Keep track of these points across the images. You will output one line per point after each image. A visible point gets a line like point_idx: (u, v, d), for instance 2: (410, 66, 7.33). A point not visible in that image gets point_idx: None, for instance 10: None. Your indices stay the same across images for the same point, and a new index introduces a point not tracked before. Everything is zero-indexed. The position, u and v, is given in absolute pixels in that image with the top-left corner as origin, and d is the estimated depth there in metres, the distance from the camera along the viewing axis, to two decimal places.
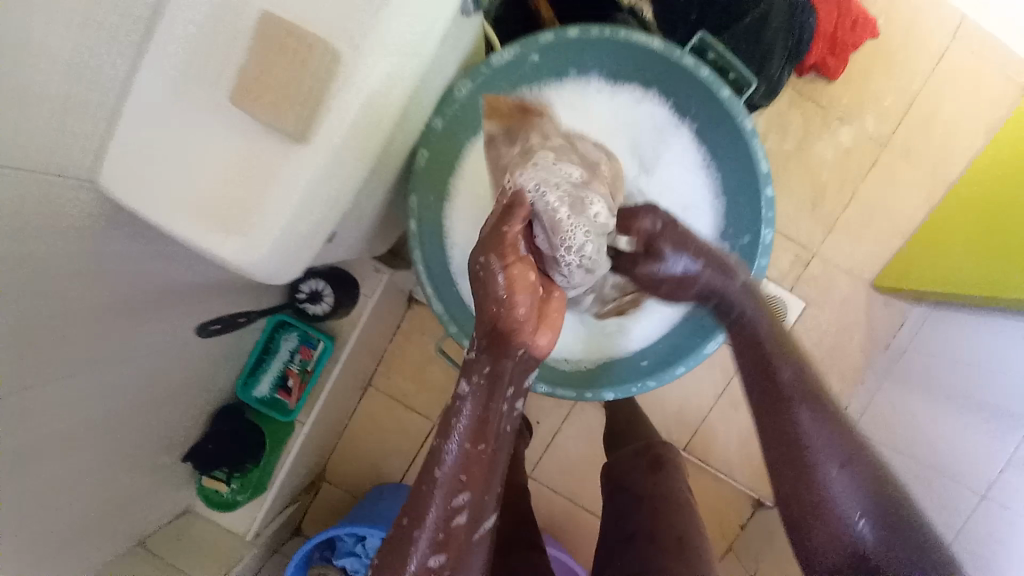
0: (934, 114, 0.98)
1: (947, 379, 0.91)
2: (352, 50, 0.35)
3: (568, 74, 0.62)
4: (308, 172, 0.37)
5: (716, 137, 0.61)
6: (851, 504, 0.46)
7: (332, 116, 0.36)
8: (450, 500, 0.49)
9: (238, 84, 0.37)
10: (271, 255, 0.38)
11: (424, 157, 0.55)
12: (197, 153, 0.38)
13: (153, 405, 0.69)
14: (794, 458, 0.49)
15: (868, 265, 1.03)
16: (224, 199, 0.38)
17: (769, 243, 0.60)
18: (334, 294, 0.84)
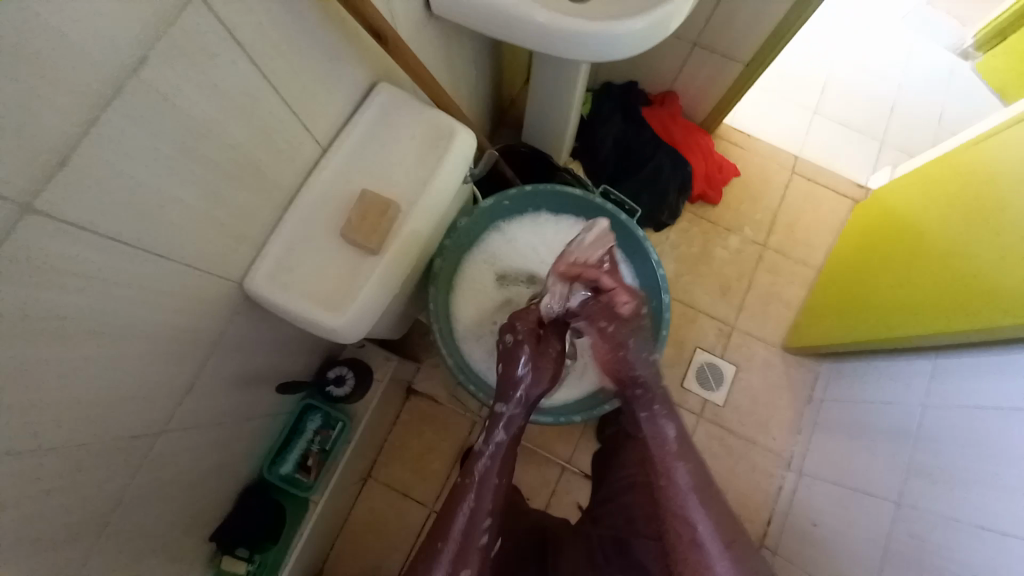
0: (794, 222, 1.37)
1: (850, 418, 1.11)
2: (409, 207, 0.67)
3: (528, 210, 0.93)
4: (379, 271, 0.65)
5: (625, 243, 0.92)
6: (716, 553, 0.68)
7: (396, 240, 0.65)
8: (469, 525, 0.69)
9: (343, 224, 0.65)
10: (354, 324, 0.64)
11: (438, 264, 0.81)
12: (315, 263, 0.64)
13: (208, 475, 0.83)
14: (682, 521, 0.70)
15: (777, 333, 1.31)
16: (331, 288, 0.65)
17: (667, 305, 0.87)
18: (355, 379, 1.04)
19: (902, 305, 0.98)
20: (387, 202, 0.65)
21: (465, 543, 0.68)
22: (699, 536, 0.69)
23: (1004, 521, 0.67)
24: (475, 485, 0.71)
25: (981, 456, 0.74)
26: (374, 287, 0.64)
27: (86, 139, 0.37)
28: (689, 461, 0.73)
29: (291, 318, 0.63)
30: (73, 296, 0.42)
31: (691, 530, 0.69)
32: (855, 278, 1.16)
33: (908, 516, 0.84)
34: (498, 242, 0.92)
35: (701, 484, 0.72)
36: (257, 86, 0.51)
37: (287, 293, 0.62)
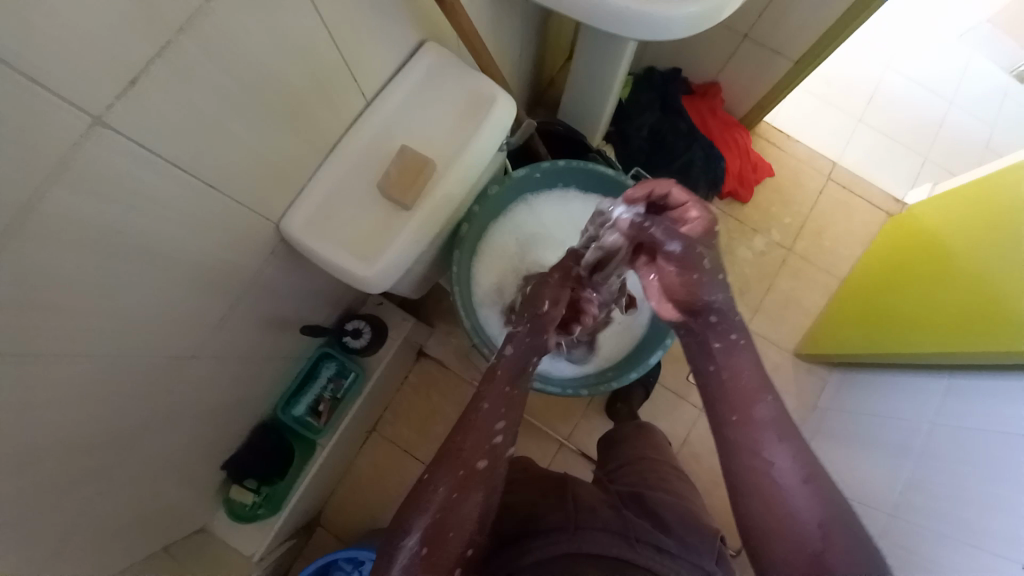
0: (823, 230, 1.35)
1: (854, 428, 1.10)
2: (444, 168, 0.68)
3: (556, 186, 0.93)
4: (411, 227, 0.66)
5: None
6: (802, 502, 0.47)
7: (430, 198, 0.67)
8: (489, 423, 0.58)
9: (380, 177, 0.66)
10: (381, 275, 0.66)
11: (465, 229, 0.83)
12: (350, 213, 0.66)
13: (227, 407, 0.87)
14: (753, 459, 0.50)
15: (790, 339, 1.30)
16: (363, 239, 0.67)
17: None
18: (371, 333, 1.07)
19: (924, 323, 0.97)
20: (425, 161, 0.66)
21: (482, 437, 0.57)
22: (777, 475, 0.49)
23: (993, 541, 0.68)
24: (504, 388, 0.60)
25: (980, 476, 0.75)
26: (404, 242, 0.66)
27: (157, 62, 0.39)
28: (768, 390, 0.53)
29: (323, 264, 0.65)
30: (129, 213, 0.45)
31: (761, 466, 0.49)
32: (878, 291, 1.15)
33: (897, 525, 0.86)
34: (524, 214, 0.92)
35: (779, 411, 0.52)
36: (317, 31, 0.52)
37: (321, 238, 0.64)
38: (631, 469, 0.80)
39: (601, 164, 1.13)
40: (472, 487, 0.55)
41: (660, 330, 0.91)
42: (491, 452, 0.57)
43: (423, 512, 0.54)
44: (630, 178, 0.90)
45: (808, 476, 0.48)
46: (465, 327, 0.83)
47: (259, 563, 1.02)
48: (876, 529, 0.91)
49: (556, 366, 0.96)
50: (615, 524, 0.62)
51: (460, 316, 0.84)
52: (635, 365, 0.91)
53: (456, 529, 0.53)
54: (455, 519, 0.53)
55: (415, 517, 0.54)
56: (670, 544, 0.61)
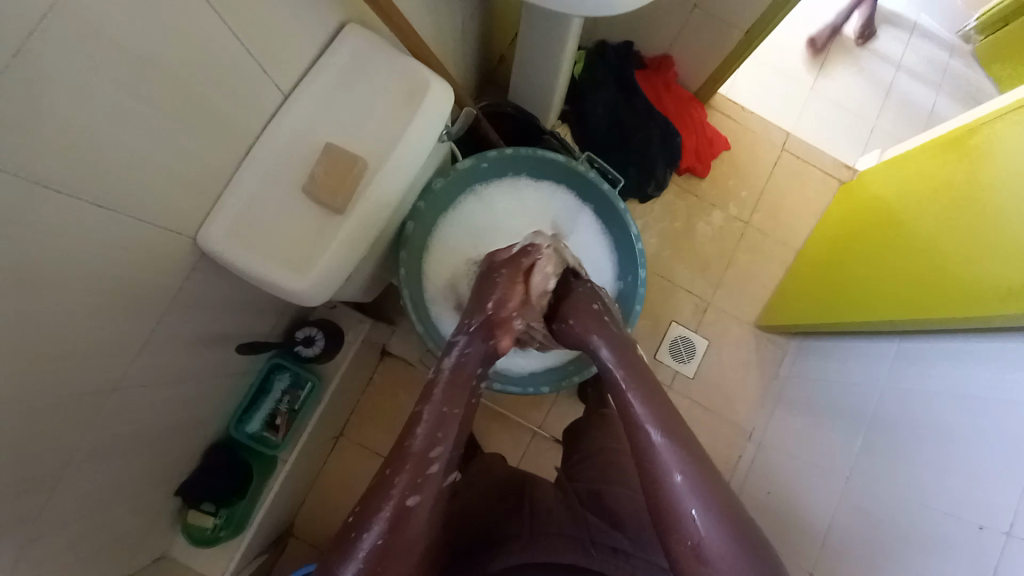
0: (778, 201, 1.36)
1: (812, 397, 1.14)
2: (379, 164, 0.63)
3: (507, 174, 0.89)
4: (345, 232, 0.61)
5: (606, 211, 0.89)
6: (684, 491, 0.55)
7: (364, 199, 0.61)
8: (427, 451, 0.60)
9: (307, 179, 0.60)
10: (318, 285, 0.61)
11: (410, 227, 0.78)
12: (277, 220, 0.60)
13: (169, 432, 0.81)
14: (662, 489, 0.56)
15: (751, 311, 1.32)
16: (293, 249, 0.61)
17: (643, 279, 0.85)
18: (324, 339, 1.01)
19: (875, 291, 0.99)
20: (356, 158, 0.61)
21: (418, 469, 0.58)
22: (664, 471, 0.57)
23: (944, 502, 0.71)
24: (438, 410, 0.63)
25: (926, 442, 0.78)
26: (336, 249, 0.61)
27: (5, 73, 0.32)
28: (644, 394, 0.63)
29: (250, 276, 0.59)
30: (1, 245, 0.38)
31: (661, 482, 0.56)
32: (832, 259, 1.17)
33: (858, 490, 0.88)
34: (475, 206, 0.88)
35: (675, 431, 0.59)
36: (209, 20, 0.45)
37: (242, 248, 0.58)
38: (591, 463, 0.79)
39: (554, 146, 1.08)
40: (409, 518, 0.55)
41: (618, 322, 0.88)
42: (428, 480, 0.58)
43: (355, 555, 0.52)
44: (582, 163, 0.86)
45: (707, 500, 0.54)
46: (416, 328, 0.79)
47: None
48: (835, 491, 0.94)
49: (517, 361, 0.94)
50: (572, 529, 0.61)
51: (411, 318, 0.80)
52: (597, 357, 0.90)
53: (393, 565, 0.52)
54: (391, 554, 0.53)
55: (344, 562, 0.52)
56: (626, 545, 0.61)
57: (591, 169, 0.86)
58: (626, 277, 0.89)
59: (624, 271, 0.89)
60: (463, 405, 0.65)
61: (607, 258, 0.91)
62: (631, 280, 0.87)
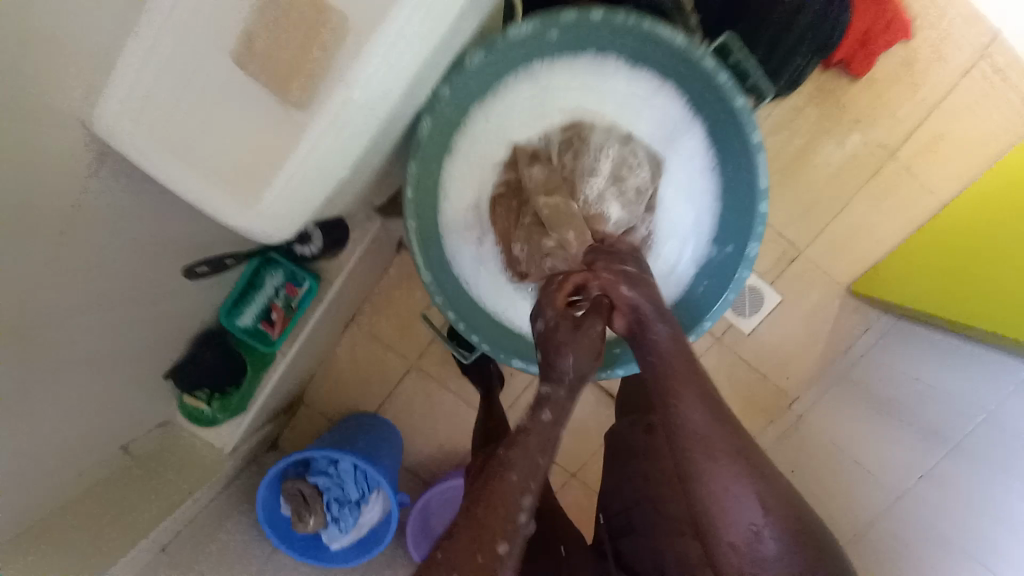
0: (946, 132, 0.98)
1: (880, 386, 0.99)
2: (366, 21, 0.35)
3: (585, 52, 0.57)
4: (309, 145, 0.38)
5: (725, 143, 0.57)
6: (767, 540, 0.47)
7: (339, 94, 0.36)
8: (505, 520, 0.44)
9: (246, 46, 0.36)
10: (271, 223, 0.40)
11: (427, 125, 0.54)
12: (206, 112, 0.38)
13: (141, 326, 0.71)
14: (719, 508, 0.48)
15: (849, 271, 1.05)
16: (234, 161, 0.38)
17: (752, 256, 0.57)
18: (322, 240, 0.81)
19: (1002, 296, 0.75)
20: (330, 14, 0.35)
21: (496, 526, 0.43)
22: (747, 520, 0.47)
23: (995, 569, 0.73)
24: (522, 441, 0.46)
25: (993, 513, 0.73)
26: (296, 172, 0.38)
27: None
28: (704, 395, 0.49)
29: (184, 197, 0.39)
30: None
31: (733, 522, 0.48)
32: (979, 229, 0.87)
33: (896, 516, 0.89)
34: (527, 97, 0.60)
35: (781, 511, 0.48)
36: None
37: (168, 157, 0.38)
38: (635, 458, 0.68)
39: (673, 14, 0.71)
40: None
41: (699, 302, 0.62)
42: (518, 528, 0.44)
43: None
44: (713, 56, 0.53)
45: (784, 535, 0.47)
46: (421, 270, 0.59)
47: (231, 454, 1.02)
48: (868, 500, 0.93)
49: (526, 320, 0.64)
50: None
51: (414, 252, 0.59)
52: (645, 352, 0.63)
53: None
54: None
55: None
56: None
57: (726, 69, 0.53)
58: (726, 246, 0.60)
59: (717, 231, 0.61)
60: (556, 445, 0.47)
61: (706, 207, 0.61)
62: (730, 251, 0.60)
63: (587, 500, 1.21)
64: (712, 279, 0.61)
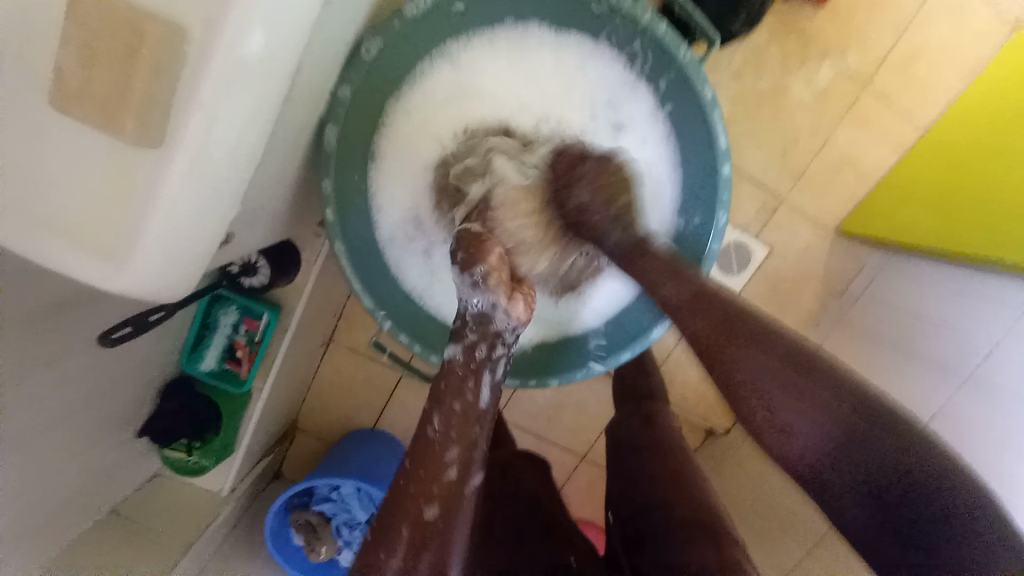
0: (921, 45, 0.91)
1: (878, 325, 0.93)
2: (205, 27, 0.29)
3: (502, 22, 0.51)
4: (167, 187, 0.31)
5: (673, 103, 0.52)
6: (793, 404, 0.37)
7: (192, 123, 0.30)
8: (433, 480, 0.43)
9: (61, 86, 0.30)
10: (153, 282, 0.34)
11: (333, 134, 0.49)
12: (35, 173, 0.31)
13: (92, 391, 0.66)
14: (729, 386, 0.41)
15: (837, 211, 0.99)
16: (84, 224, 0.32)
17: (723, 227, 0.52)
18: (268, 267, 0.77)
19: (1001, 220, 0.71)
20: (147, 24, 0.29)
21: (422, 481, 0.43)
22: (756, 385, 0.39)
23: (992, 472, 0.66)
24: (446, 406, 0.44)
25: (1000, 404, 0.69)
26: (171, 218, 0.32)
27: None
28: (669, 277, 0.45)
29: (49, 269, 0.33)
30: None
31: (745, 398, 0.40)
32: (976, 146, 0.80)
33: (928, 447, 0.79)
34: (446, 83, 0.54)
35: (822, 403, 0.37)
36: None
37: (12, 235, 0.32)
38: (644, 453, 0.63)
39: None
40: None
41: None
42: (445, 491, 0.43)
43: None
44: (646, 5, 0.47)
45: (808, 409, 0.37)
46: (358, 293, 0.54)
47: (228, 495, 0.95)
48: None
49: None
50: None
51: (348, 276, 0.54)
52: (607, 352, 0.59)
53: None
54: None
55: None
56: None
57: (663, 17, 0.47)
58: (693, 218, 0.54)
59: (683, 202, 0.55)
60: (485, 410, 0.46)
61: (668, 179, 0.55)
62: (699, 222, 0.54)
63: (600, 480, 1.19)
64: (682, 254, 0.56)
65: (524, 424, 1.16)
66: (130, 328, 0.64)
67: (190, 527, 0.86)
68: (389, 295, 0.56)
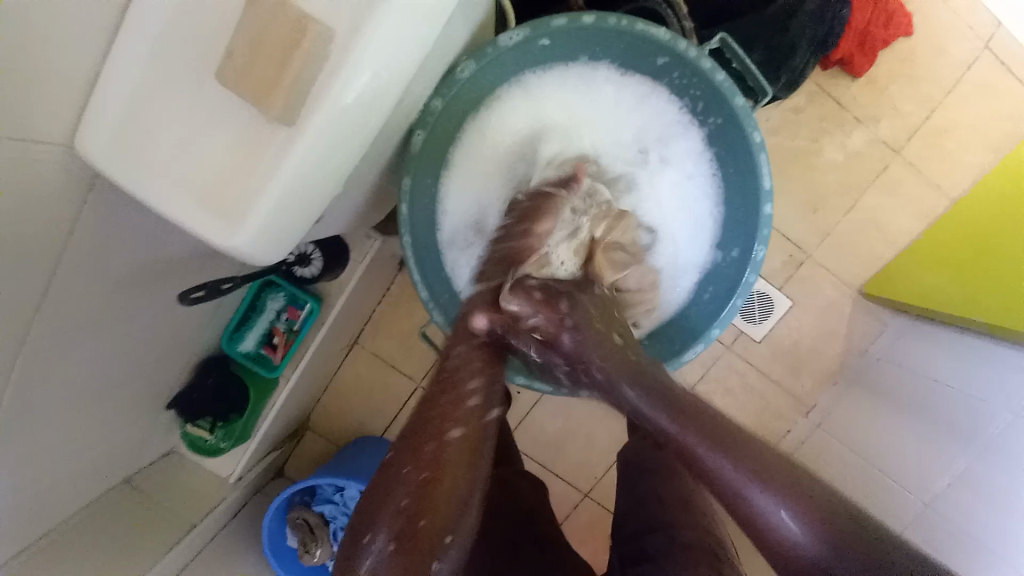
0: (949, 126, 0.97)
1: (896, 384, 0.95)
2: (348, 30, 0.35)
3: (577, 60, 0.57)
4: (293, 161, 0.36)
5: (722, 146, 0.57)
6: (769, 508, 0.45)
7: (324, 109, 0.36)
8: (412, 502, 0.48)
9: (227, 67, 0.36)
10: (263, 242, 0.38)
11: (421, 139, 0.54)
12: (191, 136, 0.37)
13: (145, 354, 0.70)
14: (709, 475, 0.47)
15: (862, 272, 1.02)
16: (219, 183, 0.37)
17: (760, 260, 0.56)
18: (323, 259, 0.84)
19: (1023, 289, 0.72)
20: (310, 25, 0.35)
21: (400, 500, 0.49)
22: (743, 490, 0.46)
23: (1002, 543, 0.72)
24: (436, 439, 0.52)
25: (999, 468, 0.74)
26: (284, 191, 0.37)
27: None
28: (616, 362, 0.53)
29: (171, 219, 0.38)
30: None
31: (736, 496, 0.46)
32: (996, 223, 0.84)
33: (932, 520, 0.83)
34: (519, 107, 0.59)
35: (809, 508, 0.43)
36: None
37: (158, 186, 0.37)
38: (652, 472, 0.64)
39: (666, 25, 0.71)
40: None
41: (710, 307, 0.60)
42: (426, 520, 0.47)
43: None
44: (709, 56, 0.52)
45: (787, 500, 0.44)
46: (415, 284, 0.58)
47: (236, 483, 0.96)
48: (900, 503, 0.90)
49: None
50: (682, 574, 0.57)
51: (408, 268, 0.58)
52: None
53: None
54: None
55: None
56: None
57: (721, 68, 0.53)
58: (731, 251, 0.59)
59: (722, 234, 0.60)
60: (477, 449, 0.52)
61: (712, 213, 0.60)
62: (736, 255, 0.58)
63: (601, 518, 1.17)
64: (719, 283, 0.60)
65: (532, 451, 1.16)
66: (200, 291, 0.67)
67: (196, 510, 0.87)
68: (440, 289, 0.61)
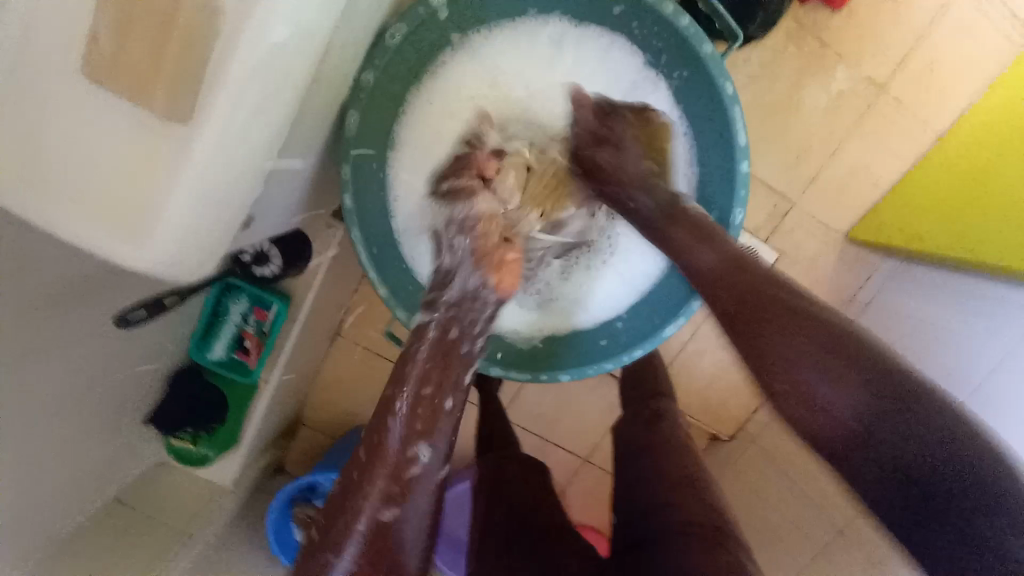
0: (938, 53, 0.91)
1: (888, 332, 0.92)
2: (236, 4, 0.30)
3: (525, 14, 0.52)
4: (193, 163, 0.32)
5: (692, 100, 0.52)
6: (820, 380, 0.39)
7: (220, 99, 0.31)
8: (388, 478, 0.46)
9: (98, 57, 0.31)
10: (175, 257, 0.34)
11: (354, 119, 0.49)
12: (65, 141, 0.32)
13: (104, 375, 0.66)
14: (756, 347, 0.42)
15: (849, 217, 0.99)
16: (109, 194, 0.32)
17: (740, 223, 0.52)
18: (280, 256, 0.78)
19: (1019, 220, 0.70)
20: (185, 2, 0.30)
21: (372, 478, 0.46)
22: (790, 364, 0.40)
23: None
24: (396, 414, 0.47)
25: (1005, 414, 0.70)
26: (190, 198, 0.33)
27: None
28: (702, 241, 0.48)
29: (66, 244, 0.33)
30: None
31: (781, 367, 0.41)
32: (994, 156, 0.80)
33: None
34: (467, 72, 0.54)
35: (861, 382, 0.37)
36: None
37: (38, 203, 0.32)
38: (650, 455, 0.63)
39: None
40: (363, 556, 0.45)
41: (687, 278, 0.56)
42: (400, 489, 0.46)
43: None
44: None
45: (833, 382, 0.38)
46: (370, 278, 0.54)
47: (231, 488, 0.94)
48: None
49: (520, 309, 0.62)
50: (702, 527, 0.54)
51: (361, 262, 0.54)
52: (618, 348, 0.58)
53: None
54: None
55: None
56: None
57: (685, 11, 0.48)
58: (709, 213, 0.55)
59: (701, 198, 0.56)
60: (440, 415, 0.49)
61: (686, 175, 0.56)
62: (715, 219, 0.54)
63: (603, 484, 1.18)
64: None
65: (527, 425, 1.16)
66: (144, 311, 0.65)
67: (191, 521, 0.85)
68: (399, 283, 0.57)
